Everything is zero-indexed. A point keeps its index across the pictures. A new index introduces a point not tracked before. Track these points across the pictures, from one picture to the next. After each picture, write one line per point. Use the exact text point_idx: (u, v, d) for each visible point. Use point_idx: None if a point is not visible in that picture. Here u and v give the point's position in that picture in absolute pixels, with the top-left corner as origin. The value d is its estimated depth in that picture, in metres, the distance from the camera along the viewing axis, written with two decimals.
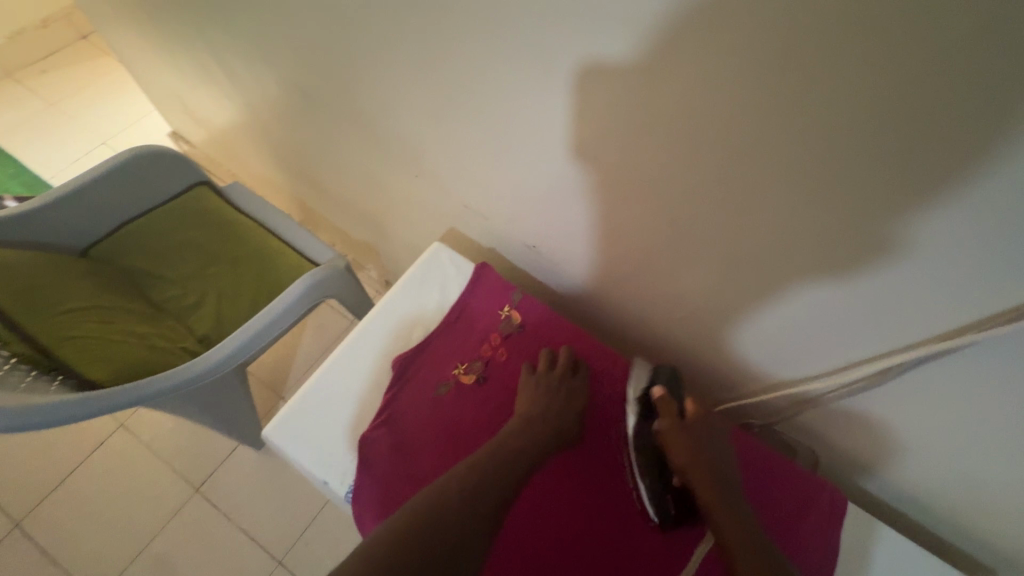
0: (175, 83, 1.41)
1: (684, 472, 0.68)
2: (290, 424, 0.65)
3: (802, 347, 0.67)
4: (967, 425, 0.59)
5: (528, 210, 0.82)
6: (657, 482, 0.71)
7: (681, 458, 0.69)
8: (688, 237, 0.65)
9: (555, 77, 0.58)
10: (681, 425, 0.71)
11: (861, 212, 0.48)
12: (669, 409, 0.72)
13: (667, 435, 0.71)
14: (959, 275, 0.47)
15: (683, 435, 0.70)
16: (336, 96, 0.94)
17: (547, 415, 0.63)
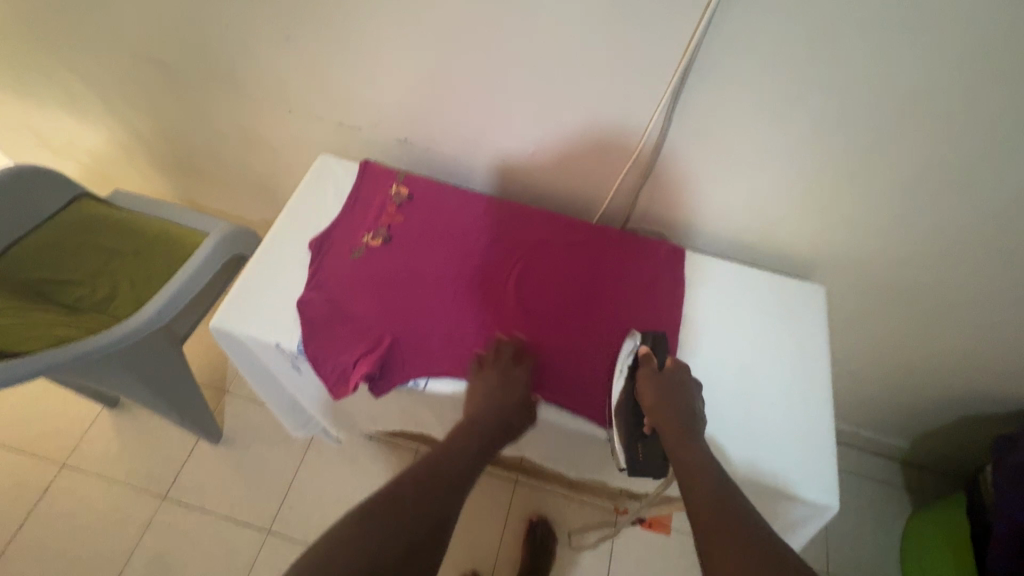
0: (10, 129, 1.39)
1: (653, 417, 0.69)
2: (229, 307, 0.75)
3: (622, 140, 0.86)
4: (768, 126, 0.77)
5: (389, 103, 0.95)
6: (632, 433, 0.71)
7: (652, 404, 0.69)
8: (523, 77, 0.83)
9: None
10: (660, 377, 0.71)
11: None
12: (649, 363, 0.73)
13: (648, 387, 0.70)
14: None
15: (662, 379, 0.71)
16: (189, 67, 1.03)
17: (511, 403, 0.70)
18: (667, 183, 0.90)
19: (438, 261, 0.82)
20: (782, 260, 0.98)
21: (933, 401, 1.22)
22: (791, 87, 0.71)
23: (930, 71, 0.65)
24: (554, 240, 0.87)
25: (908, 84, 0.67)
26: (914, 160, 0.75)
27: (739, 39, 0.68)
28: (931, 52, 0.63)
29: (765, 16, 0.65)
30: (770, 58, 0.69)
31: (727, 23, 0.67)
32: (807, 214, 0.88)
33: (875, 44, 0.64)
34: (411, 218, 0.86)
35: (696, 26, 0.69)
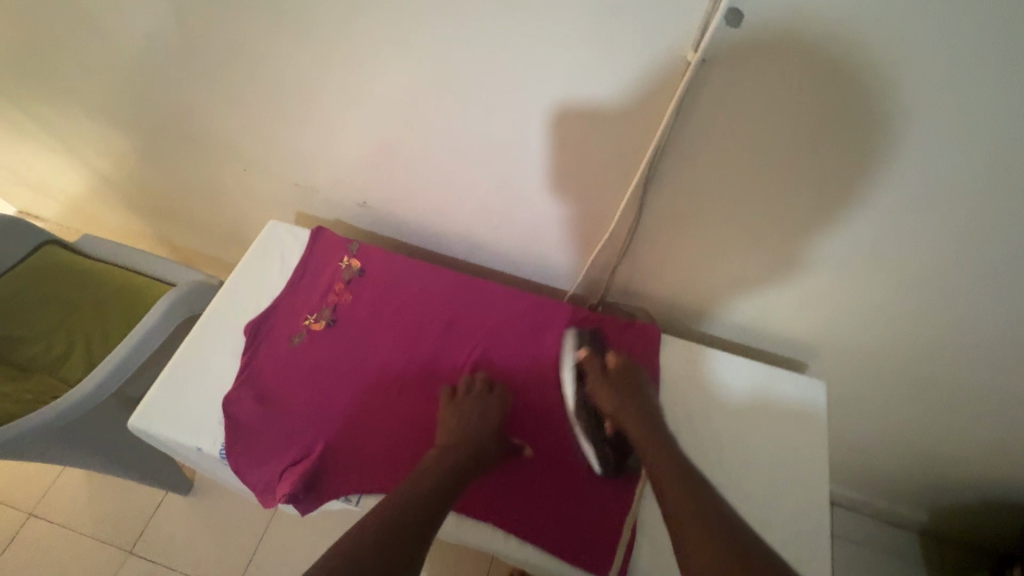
0: None
1: (612, 415, 0.66)
2: (150, 407, 0.68)
3: (595, 214, 0.77)
4: (755, 208, 0.68)
5: (347, 165, 0.88)
6: (597, 436, 0.68)
7: (608, 404, 0.66)
8: (484, 147, 0.75)
9: (301, 16, 0.68)
10: (609, 374, 0.69)
11: (576, 59, 0.60)
12: (593, 364, 0.71)
13: (599, 387, 0.68)
14: (664, 34, 0.54)
15: (610, 382, 0.68)
16: (147, 120, 0.98)
17: (480, 429, 0.64)
18: (648, 258, 0.81)
19: (386, 347, 0.75)
20: (780, 341, 0.87)
21: (956, 485, 1.09)
22: (781, 170, 0.62)
23: (947, 163, 0.54)
24: (519, 321, 0.78)
25: (920, 174, 0.56)
26: (930, 253, 0.64)
27: (717, 120, 0.59)
28: (945, 144, 0.53)
29: (745, 96, 0.56)
30: (755, 139, 0.60)
31: (702, 105, 0.58)
32: (805, 299, 0.77)
33: (878, 130, 0.54)
34: (361, 296, 0.78)
35: (667, 105, 0.60)
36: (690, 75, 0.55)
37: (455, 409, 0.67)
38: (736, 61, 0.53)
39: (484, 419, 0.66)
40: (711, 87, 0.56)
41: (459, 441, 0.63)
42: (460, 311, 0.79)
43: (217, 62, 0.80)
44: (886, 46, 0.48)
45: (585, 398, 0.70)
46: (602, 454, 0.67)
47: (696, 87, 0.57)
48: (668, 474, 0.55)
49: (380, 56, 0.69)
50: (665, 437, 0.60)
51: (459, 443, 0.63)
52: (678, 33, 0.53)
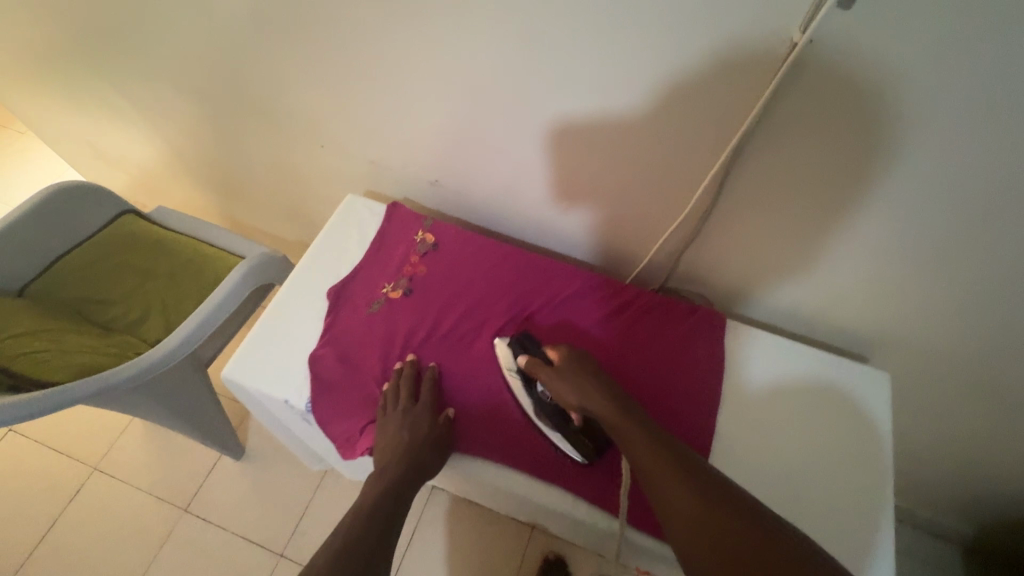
0: (70, 142, 1.44)
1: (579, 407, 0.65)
2: (243, 361, 0.73)
3: (667, 200, 0.79)
4: (833, 200, 0.68)
5: (421, 145, 0.91)
6: (569, 429, 0.67)
7: (572, 398, 0.66)
8: (562, 129, 0.77)
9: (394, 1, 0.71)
10: (560, 369, 0.68)
11: (667, 47, 0.61)
12: (538, 365, 0.70)
13: (553, 386, 0.67)
14: (763, 25, 0.55)
15: (564, 378, 0.67)
16: (231, 98, 1.03)
17: (416, 442, 0.65)
18: (715, 246, 0.82)
19: (457, 317, 0.78)
20: (840, 335, 0.88)
21: (1013, 498, 1.07)
22: (869, 163, 0.62)
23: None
24: (586, 300, 0.81)
25: (1020, 171, 0.56)
26: (1018, 251, 0.63)
27: (810, 105, 0.59)
28: None
29: (840, 87, 0.56)
30: (848, 127, 0.60)
31: (798, 87, 0.58)
32: (873, 293, 0.78)
33: (983, 123, 0.54)
34: (434, 269, 0.82)
35: (761, 88, 0.60)
36: (790, 57, 0.56)
37: (392, 424, 0.67)
38: (835, 52, 0.54)
39: (417, 432, 0.66)
40: (810, 70, 0.56)
41: (399, 450, 0.64)
42: (530, 287, 0.81)
43: (307, 43, 0.84)
44: (996, 42, 0.48)
45: (541, 399, 0.69)
46: (579, 444, 0.66)
47: (790, 79, 0.58)
48: (636, 444, 0.58)
49: (469, 41, 0.71)
50: (635, 419, 0.60)
51: (395, 456, 0.64)
52: (783, 15, 0.53)
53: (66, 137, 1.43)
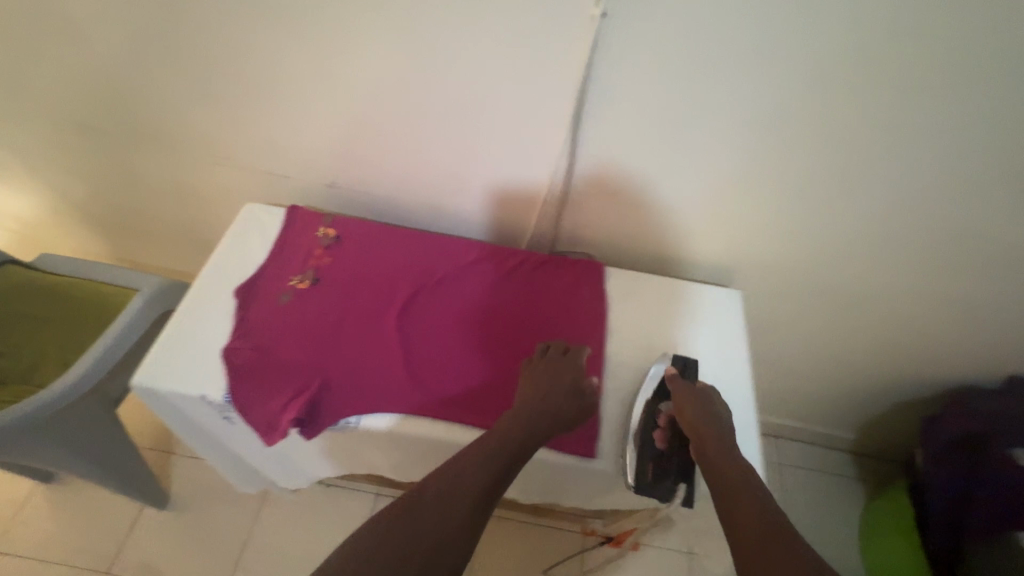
0: None
1: (693, 429, 0.72)
2: (153, 365, 0.74)
3: (536, 170, 0.91)
4: (661, 145, 0.84)
5: (311, 151, 0.98)
6: (651, 450, 0.75)
7: (694, 418, 0.73)
8: (435, 115, 0.87)
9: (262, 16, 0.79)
10: (699, 395, 0.76)
11: (501, 35, 0.74)
12: (678, 384, 0.78)
13: (684, 404, 0.75)
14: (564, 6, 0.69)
15: (700, 403, 0.75)
16: (112, 130, 1.04)
17: (562, 388, 0.72)
18: (585, 205, 0.95)
19: (367, 297, 0.83)
20: (702, 268, 1.04)
21: (867, 390, 1.28)
22: (676, 109, 0.78)
23: (794, 87, 0.72)
24: (483, 266, 0.89)
25: (777, 98, 0.74)
26: (797, 162, 0.82)
27: (622, 67, 0.74)
28: (777, 73, 0.71)
29: (636, 50, 0.72)
30: (653, 81, 0.75)
31: (609, 54, 0.73)
32: (712, 223, 0.95)
33: (741, 65, 0.71)
34: (339, 258, 0.87)
35: (582, 58, 0.74)
36: (595, 28, 0.70)
37: (539, 374, 0.75)
38: (623, 21, 0.69)
39: (569, 381, 0.73)
40: (614, 38, 0.71)
41: (552, 387, 0.72)
42: (431, 262, 0.89)
43: (185, 65, 0.89)
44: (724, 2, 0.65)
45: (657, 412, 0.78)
46: (643, 468, 0.74)
47: (596, 47, 0.72)
48: (745, 498, 0.64)
49: (337, 44, 0.80)
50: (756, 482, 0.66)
51: (545, 392, 0.72)
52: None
53: None
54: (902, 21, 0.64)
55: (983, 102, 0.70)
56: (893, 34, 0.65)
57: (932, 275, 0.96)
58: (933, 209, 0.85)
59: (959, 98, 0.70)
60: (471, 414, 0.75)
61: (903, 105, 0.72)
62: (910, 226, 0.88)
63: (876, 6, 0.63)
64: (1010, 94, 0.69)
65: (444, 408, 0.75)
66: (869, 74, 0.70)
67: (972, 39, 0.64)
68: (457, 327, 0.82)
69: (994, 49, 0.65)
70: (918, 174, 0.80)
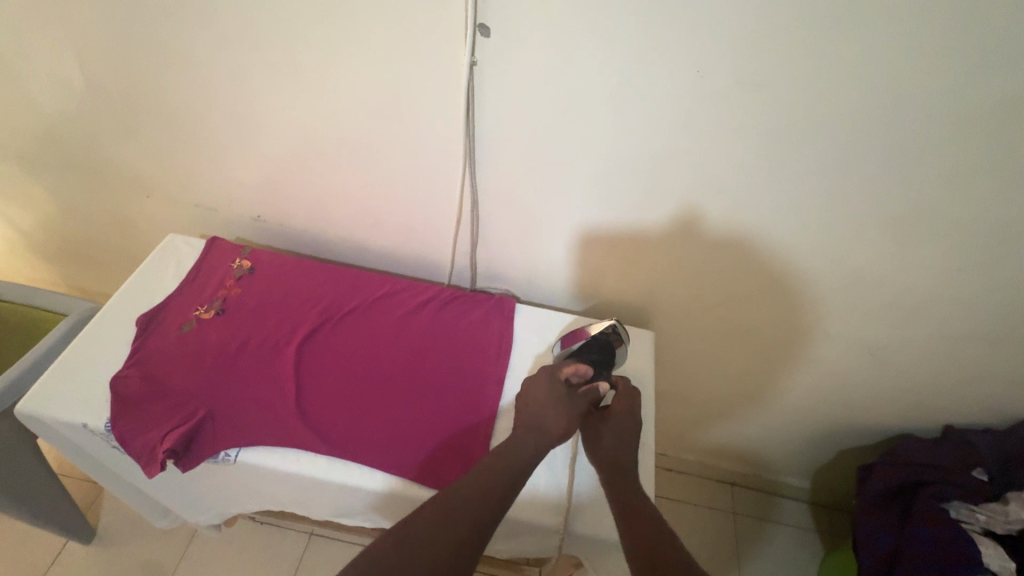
0: None
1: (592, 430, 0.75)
2: (37, 393, 0.74)
3: (446, 211, 0.94)
4: (558, 186, 0.86)
5: (234, 185, 1.01)
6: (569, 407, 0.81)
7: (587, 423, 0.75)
8: (340, 153, 0.90)
9: (170, 59, 0.83)
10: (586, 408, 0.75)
11: (390, 82, 0.78)
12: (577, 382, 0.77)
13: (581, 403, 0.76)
14: (441, 56, 0.73)
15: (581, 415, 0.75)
16: (50, 163, 1.09)
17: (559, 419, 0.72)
18: (498, 240, 0.97)
19: (269, 329, 0.84)
20: (623, 303, 1.04)
21: (809, 433, 1.24)
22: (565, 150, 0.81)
23: (669, 132, 0.75)
24: (392, 301, 0.90)
25: (654, 140, 0.77)
26: (689, 200, 0.84)
27: (504, 109, 0.77)
28: (647, 118, 0.74)
29: (511, 94, 0.76)
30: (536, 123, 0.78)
31: (489, 98, 0.77)
32: (626, 260, 0.96)
33: (613, 107, 0.74)
34: (247, 289, 0.88)
35: (466, 103, 0.77)
36: (470, 74, 0.74)
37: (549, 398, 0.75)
38: (497, 68, 0.73)
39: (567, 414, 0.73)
40: (490, 83, 0.75)
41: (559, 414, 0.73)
42: (340, 296, 0.90)
43: (109, 104, 0.93)
44: (585, 53, 0.69)
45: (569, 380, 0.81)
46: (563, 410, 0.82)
47: (476, 90, 0.76)
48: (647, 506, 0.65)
49: (241, 85, 0.84)
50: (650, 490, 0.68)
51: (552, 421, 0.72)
52: (453, 43, 0.71)
53: None
54: (751, 67, 0.67)
55: (849, 142, 0.71)
56: (743, 79, 0.68)
57: (848, 315, 0.95)
58: (830, 247, 0.84)
59: (827, 141, 0.72)
60: (355, 452, 0.74)
61: (775, 148, 0.74)
62: (813, 265, 0.88)
63: (726, 58, 0.66)
64: (872, 137, 0.70)
65: (329, 442, 0.74)
66: (738, 119, 0.72)
67: (821, 82, 0.66)
68: (355, 361, 0.82)
69: (843, 92, 0.67)
70: (806, 212, 0.80)
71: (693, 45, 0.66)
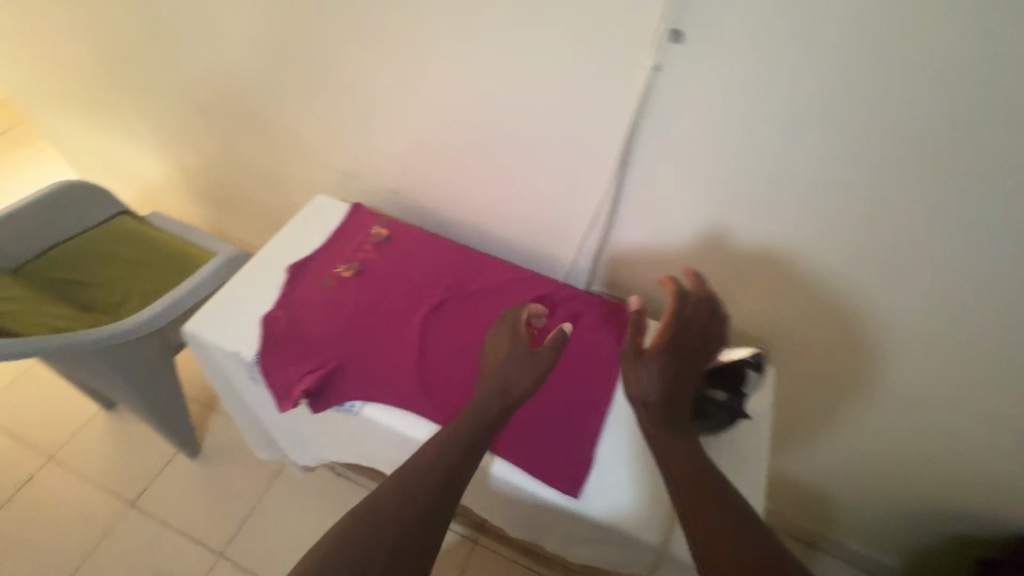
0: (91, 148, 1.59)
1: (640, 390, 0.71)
2: (203, 316, 0.83)
3: (581, 214, 0.94)
4: (705, 207, 0.82)
5: (385, 158, 1.07)
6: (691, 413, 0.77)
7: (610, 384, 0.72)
8: (490, 141, 0.92)
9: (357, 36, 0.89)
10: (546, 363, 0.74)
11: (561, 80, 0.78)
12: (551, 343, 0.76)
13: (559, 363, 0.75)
14: (622, 58, 0.71)
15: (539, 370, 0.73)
16: (230, 114, 1.20)
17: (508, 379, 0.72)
18: (628, 249, 0.95)
19: (399, 296, 0.88)
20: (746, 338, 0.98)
21: (926, 524, 1.10)
22: (724, 173, 0.77)
23: (852, 173, 0.68)
24: (513, 290, 0.92)
25: (833, 178, 0.70)
26: (852, 250, 0.76)
27: (672, 120, 0.75)
28: (829, 155, 0.68)
29: (682, 107, 0.72)
30: (700, 141, 0.75)
31: (658, 108, 0.74)
32: (762, 296, 0.89)
33: (795, 138, 0.68)
34: (383, 256, 0.94)
35: (633, 109, 0.76)
36: (647, 81, 0.72)
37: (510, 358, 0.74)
38: (677, 79, 0.70)
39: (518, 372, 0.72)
40: (663, 91, 0.72)
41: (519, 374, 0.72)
42: (465, 276, 0.93)
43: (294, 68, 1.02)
44: (779, 77, 0.64)
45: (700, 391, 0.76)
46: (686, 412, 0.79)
47: (646, 99, 0.74)
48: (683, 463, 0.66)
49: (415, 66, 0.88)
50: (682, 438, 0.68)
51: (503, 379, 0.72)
52: (637, 50, 0.70)
53: (85, 143, 1.59)
54: (985, 115, 0.57)
55: None
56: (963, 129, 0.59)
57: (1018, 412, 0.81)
58: (1021, 332, 0.72)
59: None
60: None
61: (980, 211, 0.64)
62: (991, 346, 0.76)
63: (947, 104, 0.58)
64: None
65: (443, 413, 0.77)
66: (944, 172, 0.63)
67: None
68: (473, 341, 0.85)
69: None
70: (1002, 289, 0.69)
71: (918, 84, 0.58)
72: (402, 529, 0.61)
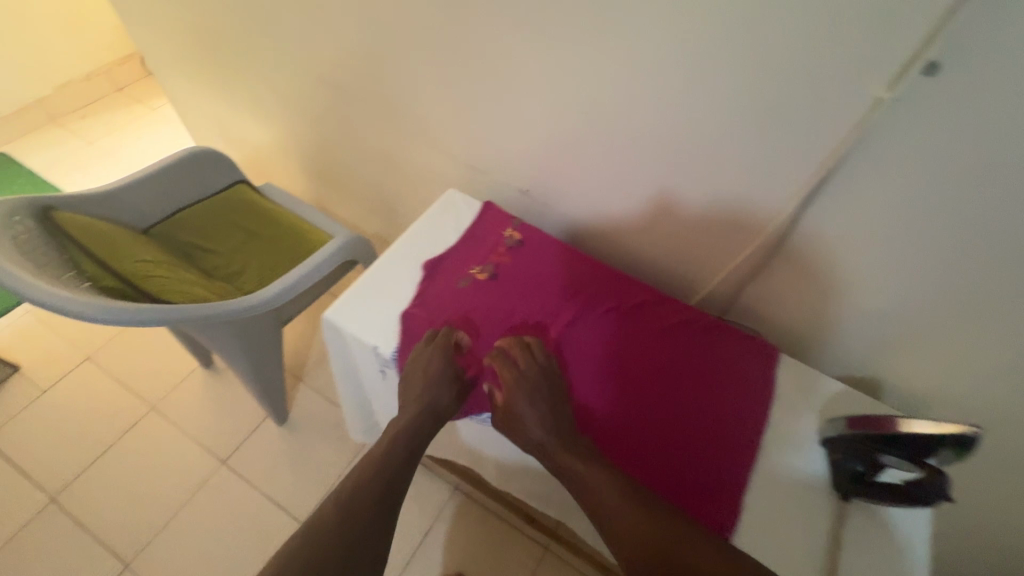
0: (213, 112, 1.63)
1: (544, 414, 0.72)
2: (345, 305, 0.84)
3: (737, 240, 0.87)
4: (898, 254, 0.73)
5: (522, 156, 1.03)
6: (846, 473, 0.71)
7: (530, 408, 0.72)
8: (649, 154, 0.86)
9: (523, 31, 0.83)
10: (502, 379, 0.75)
11: (758, 100, 0.70)
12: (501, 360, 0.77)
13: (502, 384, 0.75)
14: (848, 84, 0.63)
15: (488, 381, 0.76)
16: (362, 95, 1.18)
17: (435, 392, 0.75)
18: (782, 282, 0.88)
19: (533, 304, 0.86)
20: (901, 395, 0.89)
21: None
22: (935, 223, 0.68)
23: None
24: (653, 311, 0.87)
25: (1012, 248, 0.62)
26: None
27: (890, 160, 0.66)
28: None
29: (907, 146, 0.63)
30: (916, 185, 0.66)
31: (873, 142, 0.66)
32: (938, 358, 0.80)
33: None
34: (517, 260, 0.91)
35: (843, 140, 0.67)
36: (875, 112, 0.63)
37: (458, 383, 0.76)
38: (913, 114, 0.61)
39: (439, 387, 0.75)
40: (887, 125, 0.63)
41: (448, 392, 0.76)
42: (600, 290, 0.89)
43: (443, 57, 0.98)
44: None
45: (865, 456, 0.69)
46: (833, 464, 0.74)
47: (863, 132, 0.65)
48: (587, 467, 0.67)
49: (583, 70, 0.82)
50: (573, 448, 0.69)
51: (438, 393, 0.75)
52: (871, 77, 0.61)
53: (209, 107, 1.63)
54: None
55: None
56: None
57: None
58: None
59: None
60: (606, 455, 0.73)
61: None
62: None
63: None
64: None
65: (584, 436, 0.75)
66: None
67: None
68: (610, 361, 0.81)
69: None
70: None
71: None
72: (359, 521, 0.64)
